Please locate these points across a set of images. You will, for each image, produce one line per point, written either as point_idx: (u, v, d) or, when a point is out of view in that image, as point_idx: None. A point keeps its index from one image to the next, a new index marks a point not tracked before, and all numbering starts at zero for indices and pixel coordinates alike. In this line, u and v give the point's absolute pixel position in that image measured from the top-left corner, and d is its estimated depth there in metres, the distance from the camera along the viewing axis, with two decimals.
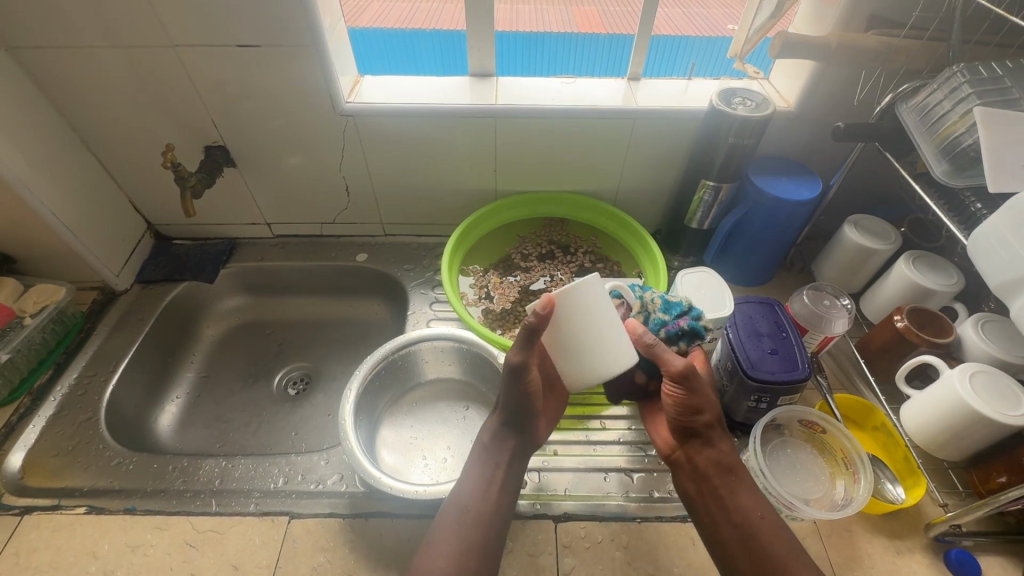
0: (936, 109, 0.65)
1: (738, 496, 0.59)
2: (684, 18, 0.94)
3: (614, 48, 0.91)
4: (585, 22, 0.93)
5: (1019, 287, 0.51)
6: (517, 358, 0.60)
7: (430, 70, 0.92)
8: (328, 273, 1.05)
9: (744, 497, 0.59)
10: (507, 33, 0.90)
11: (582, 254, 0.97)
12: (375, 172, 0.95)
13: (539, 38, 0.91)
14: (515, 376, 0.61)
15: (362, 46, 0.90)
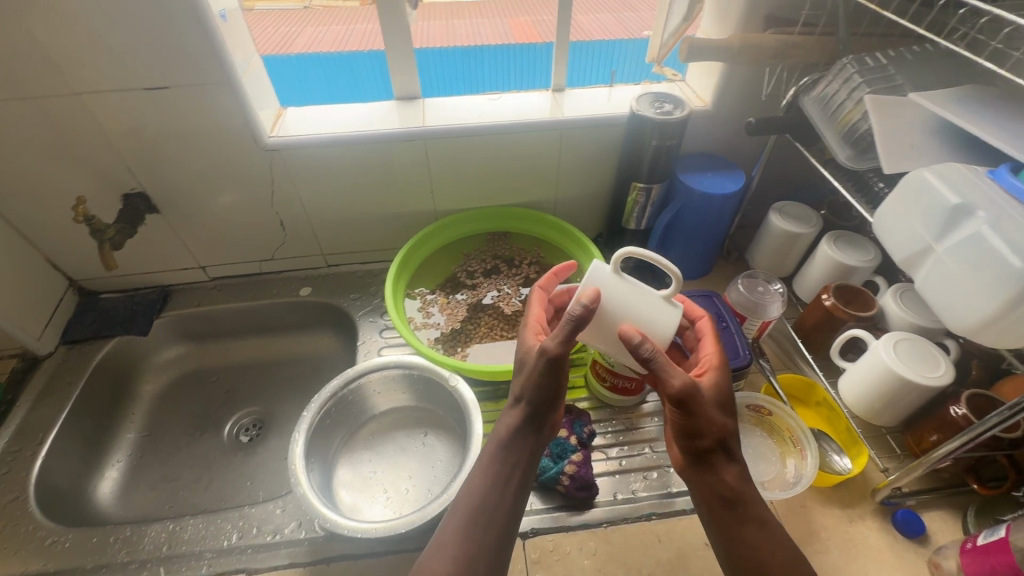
0: (834, 99, 0.69)
1: (747, 523, 0.55)
2: (615, 23, 0.96)
3: (535, 61, 0.93)
4: (520, 32, 0.94)
5: (920, 261, 0.54)
6: (556, 351, 0.55)
7: (370, 92, 0.91)
8: (273, 311, 1.02)
9: (754, 523, 0.54)
10: (443, 50, 0.91)
11: (527, 265, 0.97)
12: (308, 204, 0.93)
13: (477, 52, 0.91)
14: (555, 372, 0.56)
15: (278, 75, 0.88)
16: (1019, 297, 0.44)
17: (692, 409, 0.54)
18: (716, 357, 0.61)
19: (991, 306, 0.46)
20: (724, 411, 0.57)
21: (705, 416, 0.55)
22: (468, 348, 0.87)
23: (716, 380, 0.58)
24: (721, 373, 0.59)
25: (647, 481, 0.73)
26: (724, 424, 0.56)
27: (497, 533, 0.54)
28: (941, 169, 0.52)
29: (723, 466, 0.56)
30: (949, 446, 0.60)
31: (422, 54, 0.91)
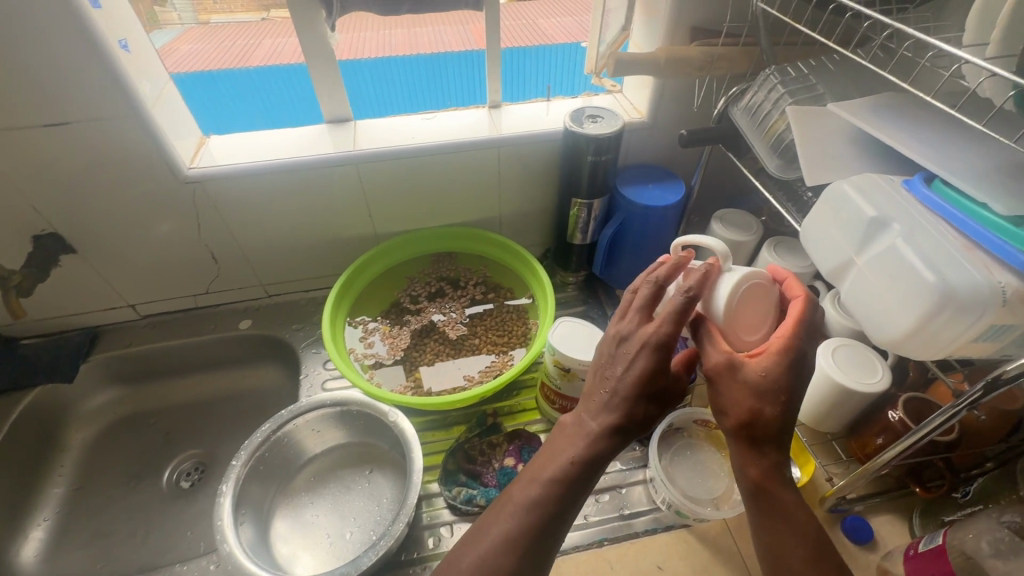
0: (761, 109, 0.69)
1: (773, 516, 0.52)
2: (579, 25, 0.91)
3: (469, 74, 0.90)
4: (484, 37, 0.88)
5: (844, 274, 0.53)
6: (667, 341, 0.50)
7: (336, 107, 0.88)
8: (211, 346, 0.97)
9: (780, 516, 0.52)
10: (405, 58, 0.86)
11: (473, 286, 0.94)
12: (240, 234, 0.89)
13: (439, 62, 0.88)
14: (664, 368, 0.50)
15: (193, 96, 0.83)
16: (931, 310, 0.44)
17: (721, 391, 0.52)
18: (783, 341, 0.52)
19: (911, 317, 0.45)
20: (766, 398, 0.50)
21: (735, 399, 0.51)
22: (417, 377, 0.84)
23: (763, 364, 0.51)
24: (777, 359, 0.51)
25: (598, 505, 0.72)
26: (756, 411, 0.50)
27: (539, 550, 0.49)
28: (860, 181, 0.53)
29: (749, 459, 0.52)
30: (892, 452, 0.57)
31: (351, 65, 0.86)
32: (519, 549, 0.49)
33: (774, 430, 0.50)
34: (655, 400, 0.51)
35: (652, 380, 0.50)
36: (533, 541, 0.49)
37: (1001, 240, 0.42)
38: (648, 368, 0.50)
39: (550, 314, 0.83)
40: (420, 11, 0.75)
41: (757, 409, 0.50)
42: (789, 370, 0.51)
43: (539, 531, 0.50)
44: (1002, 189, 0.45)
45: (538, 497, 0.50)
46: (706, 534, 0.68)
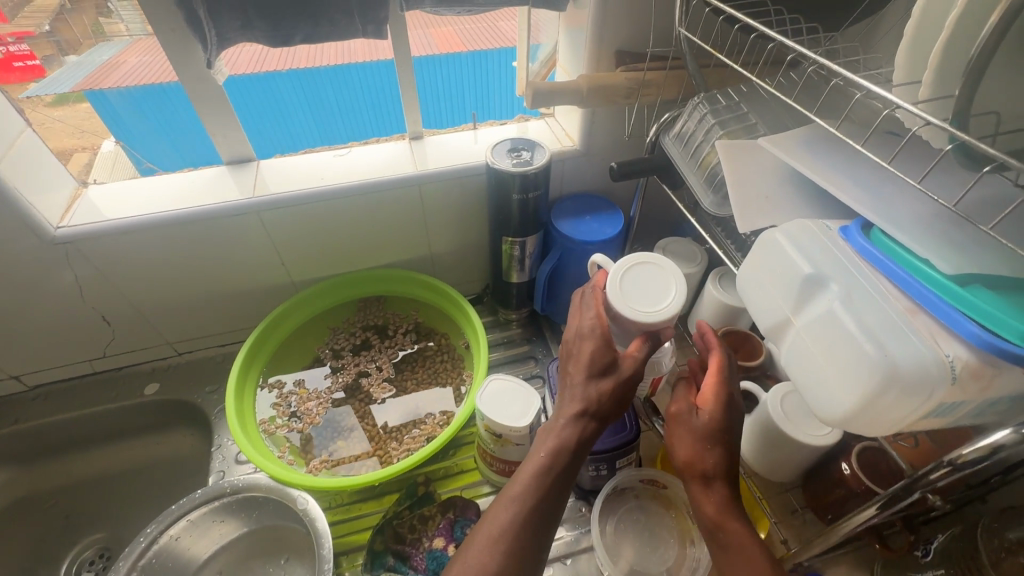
0: (693, 139, 0.64)
1: (720, 545, 0.50)
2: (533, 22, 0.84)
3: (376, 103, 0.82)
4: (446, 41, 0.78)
5: (782, 334, 0.47)
6: (598, 323, 0.56)
7: (299, 121, 0.80)
8: (114, 416, 0.87)
9: (727, 544, 0.50)
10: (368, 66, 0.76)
11: (402, 335, 0.86)
12: (135, 292, 0.79)
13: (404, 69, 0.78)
14: (606, 342, 0.55)
15: (109, 116, 0.72)
16: (876, 389, 0.38)
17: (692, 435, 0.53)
18: (719, 386, 0.54)
19: (858, 389, 0.39)
20: (712, 445, 0.52)
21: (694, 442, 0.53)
22: (350, 436, 0.76)
23: (706, 412, 0.53)
24: (715, 403, 0.53)
25: None
26: (705, 459, 0.52)
27: (531, 545, 0.49)
28: (791, 229, 0.48)
29: (701, 489, 0.52)
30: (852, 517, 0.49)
31: (239, 80, 0.73)
32: (505, 550, 0.47)
33: (723, 475, 0.52)
34: (609, 375, 0.54)
35: (600, 355, 0.54)
36: (520, 541, 0.48)
37: (950, 305, 0.37)
38: (597, 350, 0.55)
39: (483, 369, 0.75)
40: (315, 42, 0.66)
41: (706, 457, 0.52)
42: (727, 411, 0.53)
43: (524, 531, 0.49)
44: (945, 244, 0.40)
45: (519, 499, 0.50)
46: None
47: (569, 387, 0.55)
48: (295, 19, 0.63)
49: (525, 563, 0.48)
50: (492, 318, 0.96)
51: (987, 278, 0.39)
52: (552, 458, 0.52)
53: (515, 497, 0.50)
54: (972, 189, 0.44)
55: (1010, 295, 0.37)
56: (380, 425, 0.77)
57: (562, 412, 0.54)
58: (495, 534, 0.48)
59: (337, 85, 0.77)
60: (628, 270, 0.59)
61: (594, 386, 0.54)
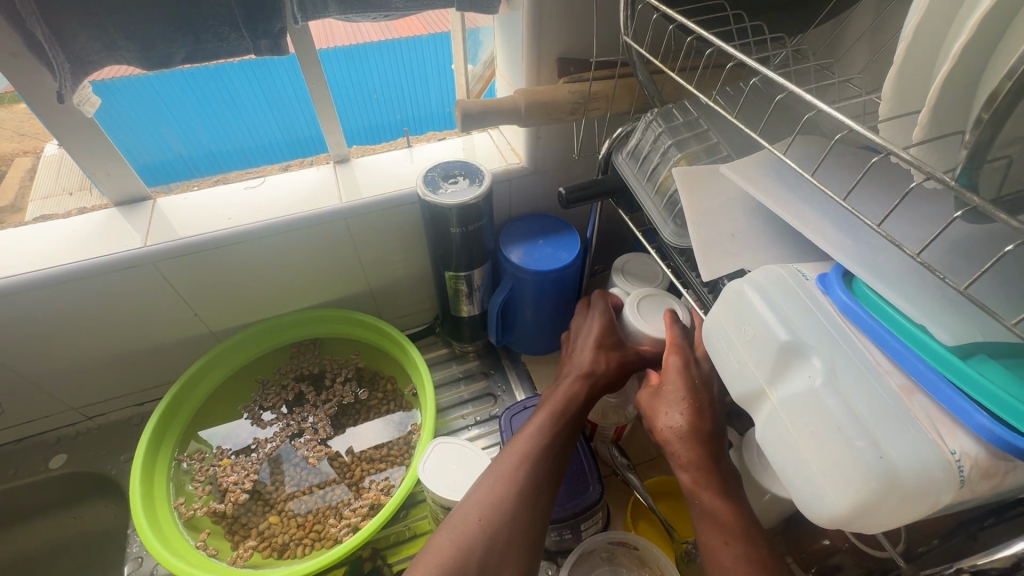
0: (649, 159, 0.56)
1: (702, 517, 0.48)
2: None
3: (306, 119, 0.72)
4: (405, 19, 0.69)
5: (756, 404, 0.40)
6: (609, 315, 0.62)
7: (259, 123, 0.70)
8: (14, 496, 0.76)
9: (709, 515, 0.47)
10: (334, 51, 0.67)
11: (341, 384, 0.77)
12: (19, 357, 0.67)
13: (363, 54, 0.69)
14: (611, 328, 0.60)
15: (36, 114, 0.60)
16: (874, 499, 0.32)
17: (663, 400, 0.51)
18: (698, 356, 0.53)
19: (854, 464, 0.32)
20: (685, 409, 0.49)
21: (668, 403, 0.50)
22: (293, 499, 0.67)
23: (672, 378, 0.51)
24: (681, 368, 0.51)
25: None
26: (681, 422, 0.49)
27: (549, 473, 0.51)
28: (761, 280, 0.40)
29: (679, 453, 0.49)
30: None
31: (176, 77, 0.61)
32: (525, 476, 0.49)
33: (701, 441, 0.49)
34: (616, 350, 0.59)
35: (606, 331, 0.60)
36: (541, 472, 0.50)
37: (953, 387, 0.31)
38: (604, 325, 0.60)
39: (430, 422, 0.66)
40: (199, 60, 0.55)
41: (680, 422, 0.49)
42: (695, 375, 0.51)
43: (542, 460, 0.51)
44: (941, 303, 0.34)
45: (536, 433, 0.53)
46: None
47: (576, 358, 0.59)
48: (169, 34, 0.52)
49: (541, 496, 0.49)
50: (446, 351, 0.88)
51: (997, 345, 0.32)
52: (568, 398, 0.55)
53: (536, 428, 0.53)
54: (991, 260, 0.35)
55: (1023, 370, 0.31)
56: (341, 454, 0.71)
57: (570, 373, 0.58)
58: (518, 460, 0.50)
59: (280, 87, 0.67)
60: (637, 303, 0.62)
61: (604, 355, 0.58)
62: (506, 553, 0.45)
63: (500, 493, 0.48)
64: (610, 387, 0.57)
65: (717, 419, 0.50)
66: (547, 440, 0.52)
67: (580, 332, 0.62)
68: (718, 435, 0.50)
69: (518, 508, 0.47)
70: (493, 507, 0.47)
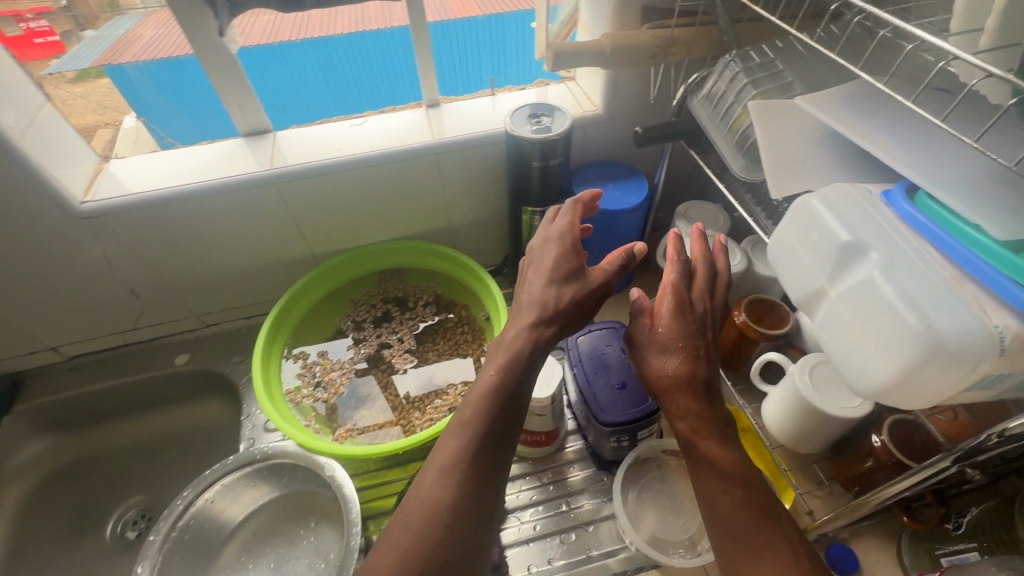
0: (723, 100, 0.61)
1: (701, 466, 0.48)
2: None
3: (377, 87, 0.82)
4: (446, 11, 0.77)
5: (813, 305, 0.46)
6: (569, 237, 0.56)
7: (318, 99, 0.81)
8: (146, 386, 0.90)
9: (708, 463, 0.47)
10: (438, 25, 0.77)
11: (423, 307, 0.86)
12: (161, 266, 0.80)
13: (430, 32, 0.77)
14: (568, 253, 0.55)
15: (127, 89, 0.73)
16: (917, 363, 0.36)
17: (652, 348, 0.52)
18: (683, 301, 0.54)
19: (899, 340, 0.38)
20: (675, 355, 0.51)
21: (663, 345, 0.51)
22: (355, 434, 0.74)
23: (668, 325, 0.52)
24: (676, 312, 0.53)
25: (564, 547, 0.67)
26: (677, 368, 0.50)
27: (485, 462, 0.46)
28: (827, 195, 0.45)
29: (675, 399, 0.50)
30: (876, 497, 0.51)
31: (250, 54, 0.73)
32: (458, 471, 0.45)
33: (696, 386, 0.50)
34: (573, 282, 0.53)
35: (562, 265, 0.54)
36: (471, 476, 0.46)
37: (998, 271, 0.35)
38: (561, 257, 0.55)
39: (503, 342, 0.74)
40: (327, 5, 0.64)
41: (674, 368, 0.50)
42: (682, 323, 0.52)
43: (480, 453, 0.47)
44: (995, 206, 0.38)
45: (465, 436, 0.47)
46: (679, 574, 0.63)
47: (531, 297, 0.53)
48: None
49: (480, 490, 0.45)
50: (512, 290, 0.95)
51: None
52: (501, 381, 0.49)
53: (462, 426, 0.48)
54: None
55: None
56: (402, 397, 0.78)
57: (517, 328, 0.52)
58: (450, 461, 0.46)
59: (341, 62, 0.77)
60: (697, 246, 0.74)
61: (558, 291, 0.53)
62: (449, 558, 0.43)
63: (437, 497, 0.44)
64: (563, 330, 0.53)
65: (711, 364, 0.51)
66: (478, 423, 0.48)
67: (536, 260, 0.56)
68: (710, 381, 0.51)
69: (456, 510, 0.44)
70: (427, 517, 0.44)
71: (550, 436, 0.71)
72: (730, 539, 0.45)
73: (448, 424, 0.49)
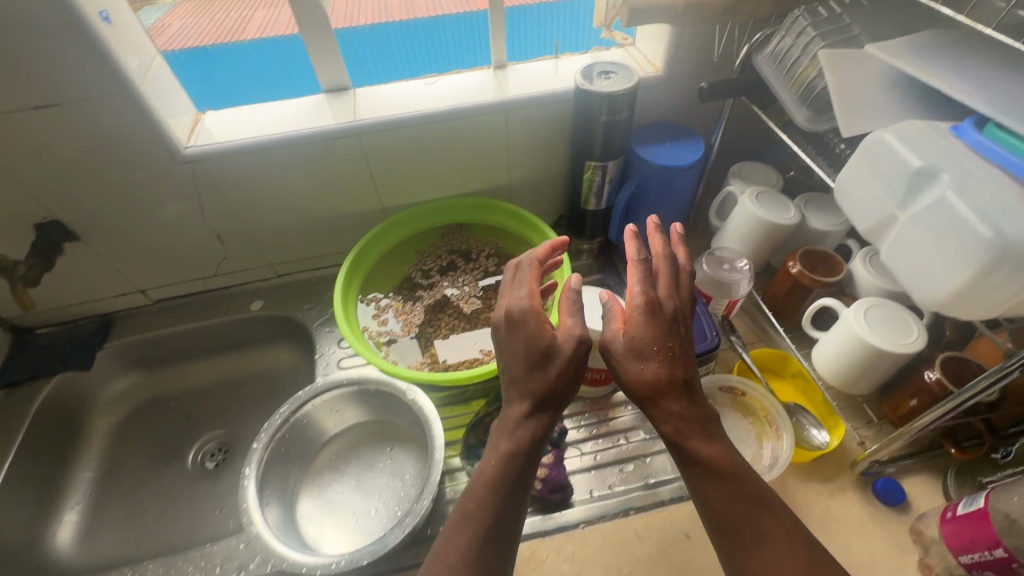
0: (789, 56, 0.65)
1: (694, 466, 0.49)
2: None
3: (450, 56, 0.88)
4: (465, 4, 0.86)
5: (883, 230, 0.50)
6: (531, 305, 0.54)
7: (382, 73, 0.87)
8: (223, 330, 0.96)
9: (702, 463, 0.48)
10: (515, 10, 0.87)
11: (485, 259, 0.92)
12: (245, 214, 0.86)
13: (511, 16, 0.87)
14: (534, 322, 0.53)
15: (183, 68, 0.80)
16: (984, 270, 0.41)
17: (635, 361, 0.49)
18: (658, 307, 0.50)
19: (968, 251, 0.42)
20: (653, 361, 0.49)
21: (641, 354, 0.49)
22: None
23: (640, 336, 0.49)
24: (648, 316, 0.50)
25: (623, 475, 0.72)
26: (659, 375, 0.49)
27: (498, 547, 0.47)
28: (900, 131, 0.49)
29: (664, 403, 0.48)
30: (926, 418, 0.58)
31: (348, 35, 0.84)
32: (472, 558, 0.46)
33: (678, 385, 0.49)
34: (551, 355, 0.51)
35: (535, 342, 0.52)
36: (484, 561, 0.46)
37: None
38: (536, 335, 0.52)
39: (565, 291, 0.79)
40: None
41: (655, 375, 0.49)
42: (656, 327, 0.50)
43: (490, 539, 0.47)
44: None
45: (467, 532, 0.47)
46: None
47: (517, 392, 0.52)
48: None
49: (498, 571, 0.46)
50: None
51: None
52: (502, 471, 0.49)
53: (466, 520, 0.48)
54: None
55: None
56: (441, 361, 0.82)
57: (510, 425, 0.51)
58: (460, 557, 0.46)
59: (416, 43, 0.86)
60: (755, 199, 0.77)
61: (544, 372, 0.51)
62: None
63: None
64: (557, 407, 0.51)
65: (689, 360, 0.50)
66: (480, 514, 0.48)
67: (506, 342, 0.54)
68: (690, 378, 0.50)
69: None
70: None
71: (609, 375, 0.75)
72: (737, 541, 0.47)
73: (453, 519, 0.49)
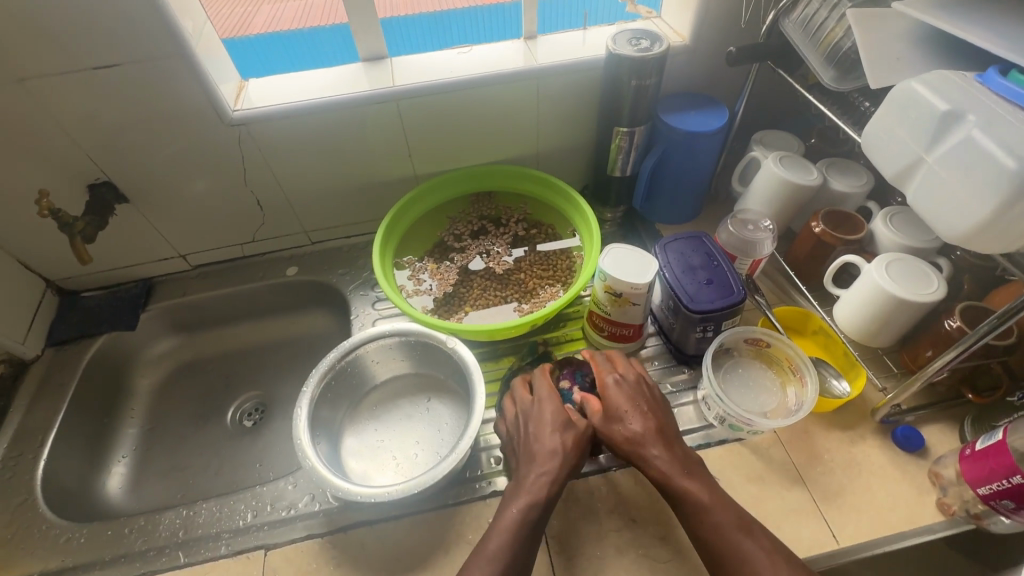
0: (815, 19, 0.67)
1: (685, 502, 0.57)
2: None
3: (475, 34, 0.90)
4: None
5: (910, 175, 0.53)
6: (542, 391, 0.66)
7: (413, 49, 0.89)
8: (260, 294, 1.00)
9: (690, 498, 0.57)
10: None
11: (515, 224, 0.95)
12: (284, 179, 0.89)
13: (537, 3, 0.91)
14: (542, 402, 0.65)
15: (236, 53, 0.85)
16: (1010, 201, 0.43)
17: (622, 422, 0.62)
18: (636, 386, 0.65)
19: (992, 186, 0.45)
20: (636, 419, 0.62)
21: (627, 417, 0.63)
22: None
23: (621, 401, 0.64)
24: (622, 386, 0.65)
25: None
26: (643, 428, 0.61)
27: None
28: (928, 79, 0.52)
29: (650, 455, 0.60)
30: (940, 361, 0.60)
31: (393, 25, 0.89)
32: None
33: (659, 435, 0.61)
34: (568, 426, 0.63)
35: (552, 413, 0.64)
36: None
37: None
38: (548, 408, 0.64)
39: (595, 252, 0.82)
40: None
41: (639, 429, 0.61)
42: (632, 392, 0.65)
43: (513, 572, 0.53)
44: None
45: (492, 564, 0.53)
46: (758, 447, 0.71)
47: (532, 456, 0.61)
48: None
49: None
50: None
51: None
52: (524, 516, 0.56)
53: (491, 556, 0.54)
54: None
55: None
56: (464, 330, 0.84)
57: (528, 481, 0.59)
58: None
59: (447, 28, 0.90)
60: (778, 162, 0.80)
61: (561, 435, 0.62)
62: None
63: None
64: (568, 462, 0.61)
65: (664, 418, 0.63)
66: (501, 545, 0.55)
67: (520, 428, 0.65)
68: (668, 432, 0.62)
69: None
70: None
71: (637, 330, 0.78)
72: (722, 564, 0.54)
73: (475, 555, 0.55)
